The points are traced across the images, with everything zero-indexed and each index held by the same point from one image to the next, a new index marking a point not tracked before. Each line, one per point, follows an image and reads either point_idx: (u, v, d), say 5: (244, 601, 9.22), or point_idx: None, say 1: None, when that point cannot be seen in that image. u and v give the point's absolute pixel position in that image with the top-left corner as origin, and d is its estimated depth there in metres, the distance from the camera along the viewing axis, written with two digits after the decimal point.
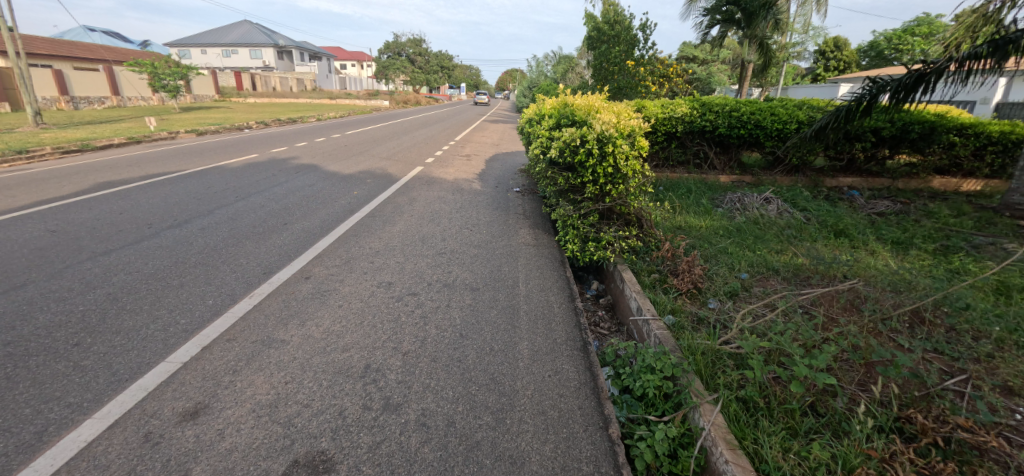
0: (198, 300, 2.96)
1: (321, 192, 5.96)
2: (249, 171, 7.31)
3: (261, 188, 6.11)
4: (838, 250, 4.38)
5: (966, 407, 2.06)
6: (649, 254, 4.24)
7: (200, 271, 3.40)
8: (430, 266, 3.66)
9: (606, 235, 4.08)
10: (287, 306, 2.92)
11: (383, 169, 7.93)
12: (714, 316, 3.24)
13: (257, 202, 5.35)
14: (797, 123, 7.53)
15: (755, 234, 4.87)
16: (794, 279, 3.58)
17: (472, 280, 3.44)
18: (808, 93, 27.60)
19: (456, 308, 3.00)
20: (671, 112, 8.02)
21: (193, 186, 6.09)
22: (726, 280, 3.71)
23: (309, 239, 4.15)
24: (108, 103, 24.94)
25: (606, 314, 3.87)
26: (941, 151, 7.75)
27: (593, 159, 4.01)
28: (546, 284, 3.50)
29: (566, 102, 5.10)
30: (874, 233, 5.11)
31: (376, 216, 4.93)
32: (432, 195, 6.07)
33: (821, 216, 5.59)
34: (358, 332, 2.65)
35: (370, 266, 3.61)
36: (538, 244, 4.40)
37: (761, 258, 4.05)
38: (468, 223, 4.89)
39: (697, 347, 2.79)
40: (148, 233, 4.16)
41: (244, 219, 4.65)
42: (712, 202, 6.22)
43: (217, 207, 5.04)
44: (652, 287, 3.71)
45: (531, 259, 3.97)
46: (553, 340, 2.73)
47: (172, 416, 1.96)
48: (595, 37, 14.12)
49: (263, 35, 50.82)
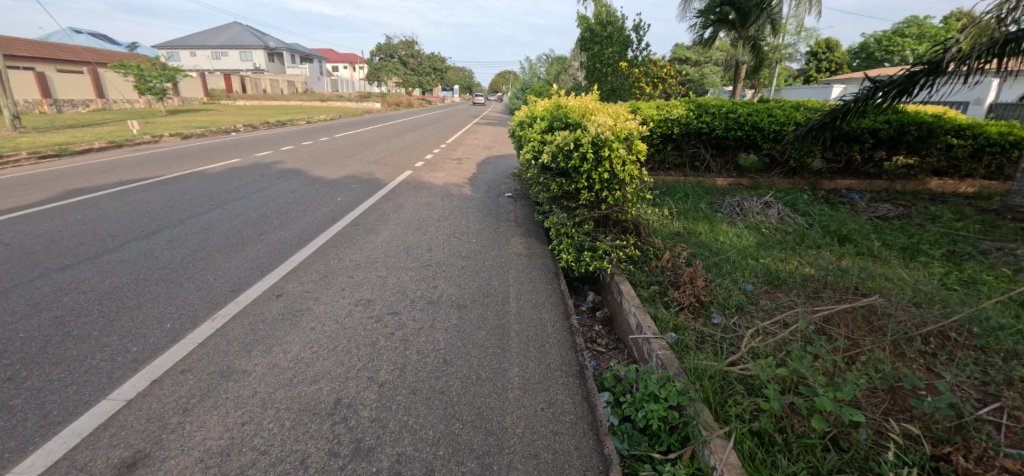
0: (155, 324, 2.68)
1: (303, 199, 5.68)
2: (230, 177, 7.01)
3: (240, 194, 5.81)
4: (843, 258, 4.18)
5: (1006, 442, 1.85)
6: (647, 264, 4.02)
7: (162, 289, 3.12)
8: (414, 281, 3.40)
9: (602, 245, 3.85)
10: (254, 329, 2.65)
11: (370, 173, 7.66)
12: (718, 333, 3.03)
13: (234, 210, 5.07)
14: (794, 124, 7.34)
15: (757, 241, 4.67)
16: (801, 291, 3.37)
17: (459, 296, 3.19)
18: (802, 93, 27.63)
19: (440, 330, 2.75)
20: (667, 114, 7.84)
21: (168, 193, 5.78)
22: (730, 292, 3.49)
23: (285, 251, 3.88)
24: (93, 107, 24.44)
25: (603, 329, 3.64)
26: (939, 152, 7.62)
27: (588, 164, 3.77)
28: (540, 299, 3.26)
29: (559, 103, 4.87)
30: (878, 239, 4.92)
31: (359, 225, 4.66)
32: (420, 201, 5.81)
33: (823, 221, 5.39)
34: (330, 360, 2.39)
35: (349, 281, 3.35)
36: (531, 254, 4.16)
37: (765, 268, 3.84)
38: (456, 231, 4.63)
39: (703, 370, 2.57)
40: (110, 246, 3.87)
41: (217, 229, 4.36)
42: (711, 207, 6.00)
43: (190, 217, 4.74)
44: (651, 301, 3.48)
45: (522, 272, 3.73)
46: (547, 366, 2.49)
47: (104, 469, 1.68)
48: (588, 38, 13.99)
49: (253, 38, 50.34)
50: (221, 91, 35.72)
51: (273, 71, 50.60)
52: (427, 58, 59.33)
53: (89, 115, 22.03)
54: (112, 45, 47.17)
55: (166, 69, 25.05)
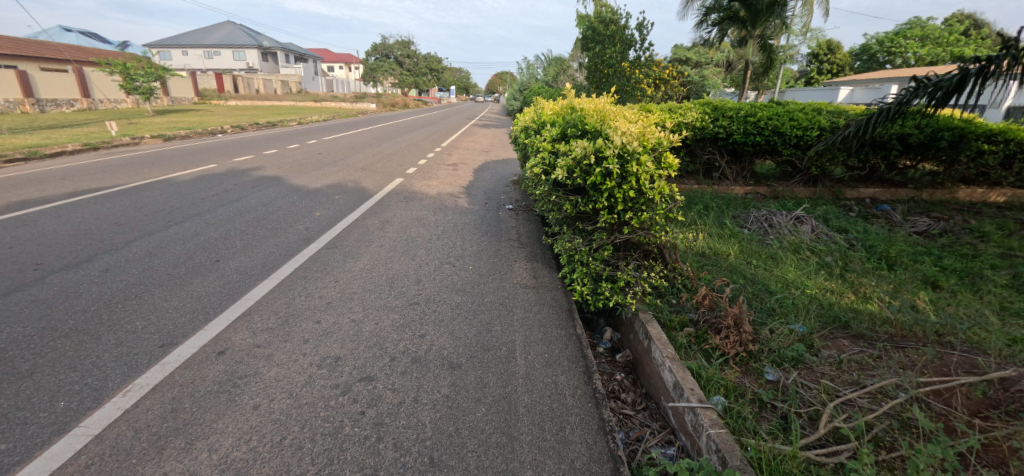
0: (43, 404, 2.00)
1: (276, 213, 4.99)
2: (199, 185, 6.32)
3: (205, 208, 5.13)
4: (901, 290, 3.53)
5: None
6: (677, 298, 3.40)
7: (71, 345, 2.44)
8: (395, 328, 2.73)
9: (625, 275, 3.20)
10: (174, 412, 1.98)
11: (357, 182, 6.99)
12: (781, 401, 2.39)
13: (193, 228, 4.39)
14: (818, 129, 6.69)
15: (794, 267, 4.06)
16: (873, 341, 2.77)
17: (452, 351, 2.52)
18: (805, 96, 27.02)
19: (426, 406, 2.08)
20: (680, 118, 7.22)
21: (122, 206, 5.09)
22: (784, 339, 2.86)
23: (241, 285, 3.20)
24: (78, 106, 23.61)
25: (627, 379, 3.02)
26: (968, 160, 6.82)
27: (610, 180, 3.10)
28: (554, 352, 2.60)
29: (572, 106, 4.23)
30: (930, 262, 4.31)
31: (336, 247, 3.98)
32: (409, 216, 5.15)
33: (864, 240, 4.77)
34: (270, 465, 1.72)
35: (314, 330, 2.66)
36: (538, 286, 3.50)
37: (819, 308, 3.23)
38: (450, 255, 3.97)
39: (779, 464, 1.93)
40: (27, 279, 3.18)
41: (165, 256, 3.68)
42: (735, 222, 5.38)
43: (137, 238, 4.06)
44: (688, 350, 2.85)
45: (529, 311, 3.06)
46: (570, 464, 1.83)
47: None
48: (590, 36, 13.35)
49: (247, 37, 49.52)
50: (212, 90, 34.89)
51: (267, 71, 49.74)
52: (423, 58, 58.53)
53: (73, 115, 21.23)
54: (102, 44, 46.21)
55: (153, 68, 24.27)
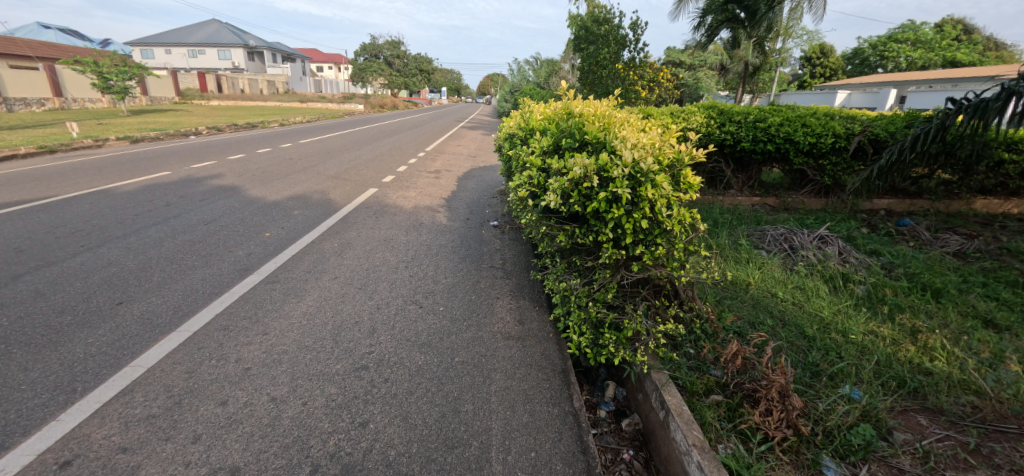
0: None
1: (217, 234, 4.24)
2: (139, 198, 5.51)
3: (134, 227, 4.36)
4: (964, 340, 2.86)
5: None
6: (696, 352, 2.73)
7: None
8: (329, 411, 2.01)
9: (633, 325, 2.51)
10: None
11: (324, 193, 6.23)
12: None
13: (108, 255, 3.63)
14: (835, 136, 5.97)
15: (828, 303, 3.41)
16: (959, 421, 2.15)
17: (402, 451, 1.81)
18: (803, 99, 26.32)
19: None
20: (684, 123, 6.61)
21: (32, 226, 4.28)
22: (843, 416, 2.19)
23: (139, 341, 2.46)
24: (48, 106, 22.43)
25: (637, 462, 2.32)
26: (987, 169, 6.14)
27: (617, 206, 2.39)
28: (542, 448, 1.90)
29: (567, 110, 3.53)
30: (980, 294, 3.67)
31: (278, 282, 3.26)
32: (376, 237, 4.43)
33: (900, 267, 4.12)
34: None
35: (215, 417, 1.93)
36: (524, 336, 2.79)
37: (873, 364, 2.59)
38: (417, 291, 3.25)
39: None
40: None
41: (56, 297, 2.91)
42: (750, 241, 4.75)
43: (30, 271, 3.28)
44: (720, 430, 2.16)
45: (512, 378, 2.35)
46: None
47: None
48: (582, 36, 12.62)
49: (233, 35, 48.22)
50: (193, 89, 33.65)
51: (253, 70, 48.39)
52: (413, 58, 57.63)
53: (39, 115, 20.05)
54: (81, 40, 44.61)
55: (126, 64, 23.07)
